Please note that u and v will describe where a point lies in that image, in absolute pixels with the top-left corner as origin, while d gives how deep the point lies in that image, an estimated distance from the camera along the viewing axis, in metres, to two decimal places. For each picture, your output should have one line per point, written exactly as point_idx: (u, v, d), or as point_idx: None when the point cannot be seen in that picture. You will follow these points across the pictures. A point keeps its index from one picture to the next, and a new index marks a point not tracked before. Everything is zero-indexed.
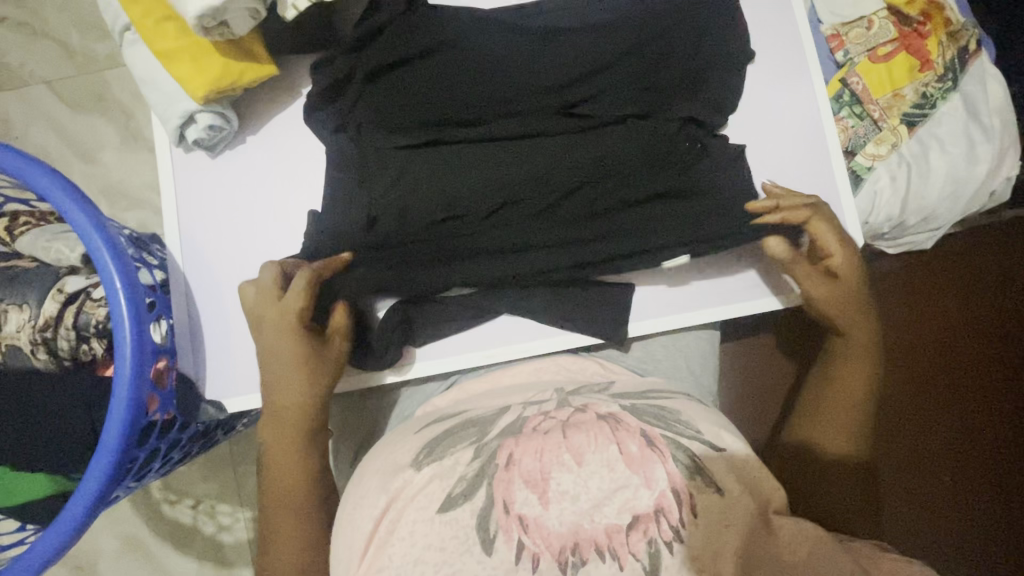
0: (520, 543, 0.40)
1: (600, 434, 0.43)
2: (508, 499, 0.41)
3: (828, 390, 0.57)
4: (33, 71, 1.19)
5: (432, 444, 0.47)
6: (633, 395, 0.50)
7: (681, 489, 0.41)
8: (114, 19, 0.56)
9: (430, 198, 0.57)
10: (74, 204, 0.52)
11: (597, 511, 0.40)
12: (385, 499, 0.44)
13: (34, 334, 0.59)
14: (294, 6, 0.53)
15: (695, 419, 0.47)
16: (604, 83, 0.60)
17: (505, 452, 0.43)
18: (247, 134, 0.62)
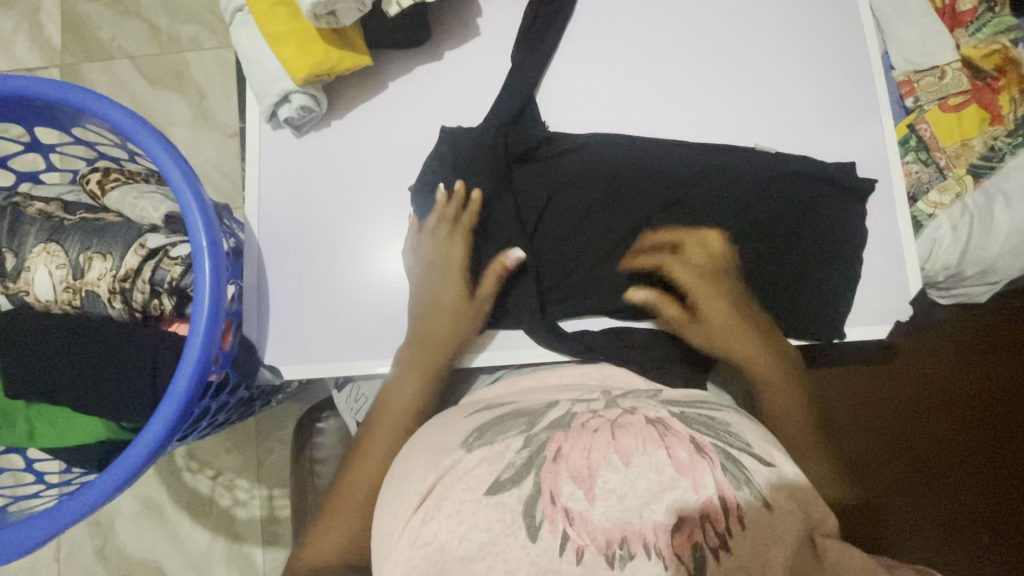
0: (565, 534, 0.40)
1: (648, 438, 0.43)
2: (555, 490, 0.41)
3: (776, 411, 0.56)
4: (121, 46, 1.26)
5: (481, 429, 0.48)
6: (682, 403, 0.50)
7: (727, 496, 0.41)
8: (229, 1, 0.61)
9: (538, 195, 0.64)
10: (175, 165, 0.55)
11: (645, 510, 0.40)
12: (434, 476, 0.45)
13: (114, 284, 0.62)
14: (398, 3, 0.57)
15: (743, 432, 0.46)
16: (710, 118, 0.66)
17: (553, 446, 0.44)
18: (334, 118, 0.65)
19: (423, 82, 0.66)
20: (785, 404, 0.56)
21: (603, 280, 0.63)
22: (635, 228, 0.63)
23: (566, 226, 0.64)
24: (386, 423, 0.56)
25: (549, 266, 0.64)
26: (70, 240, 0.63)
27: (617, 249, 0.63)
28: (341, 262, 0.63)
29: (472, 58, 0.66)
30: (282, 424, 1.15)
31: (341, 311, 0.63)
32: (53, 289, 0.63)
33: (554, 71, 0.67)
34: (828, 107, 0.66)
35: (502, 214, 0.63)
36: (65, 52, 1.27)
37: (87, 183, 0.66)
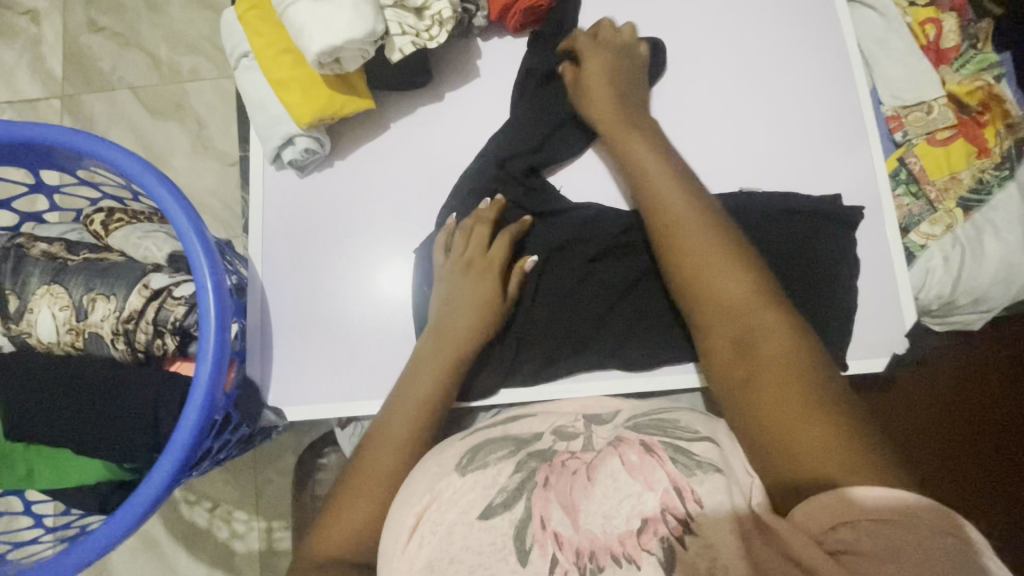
0: (554, 558, 0.40)
1: (604, 453, 0.43)
2: (544, 515, 0.41)
3: (722, 320, 0.49)
4: (121, 78, 1.28)
5: (474, 451, 0.49)
6: (641, 416, 0.49)
7: (682, 486, 0.40)
8: (235, 47, 0.62)
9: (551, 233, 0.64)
10: (181, 209, 0.56)
11: (608, 518, 0.40)
12: (427, 497, 0.45)
13: (117, 325, 0.62)
14: (401, 50, 0.58)
15: (694, 425, 0.45)
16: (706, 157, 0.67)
17: (542, 474, 0.44)
18: (337, 159, 0.66)
19: (425, 121, 0.67)
20: (728, 286, 0.50)
21: (611, 318, 0.63)
22: (646, 265, 0.63)
23: (578, 263, 0.63)
24: (389, 438, 0.54)
25: (558, 304, 0.63)
26: (75, 281, 0.63)
27: (625, 287, 0.63)
28: (346, 301, 0.64)
29: (472, 98, 0.68)
30: (281, 453, 1.14)
31: (345, 352, 0.63)
32: (57, 332, 0.63)
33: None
34: (818, 143, 0.68)
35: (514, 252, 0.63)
36: (66, 83, 1.28)
37: (91, 223, 0.67)
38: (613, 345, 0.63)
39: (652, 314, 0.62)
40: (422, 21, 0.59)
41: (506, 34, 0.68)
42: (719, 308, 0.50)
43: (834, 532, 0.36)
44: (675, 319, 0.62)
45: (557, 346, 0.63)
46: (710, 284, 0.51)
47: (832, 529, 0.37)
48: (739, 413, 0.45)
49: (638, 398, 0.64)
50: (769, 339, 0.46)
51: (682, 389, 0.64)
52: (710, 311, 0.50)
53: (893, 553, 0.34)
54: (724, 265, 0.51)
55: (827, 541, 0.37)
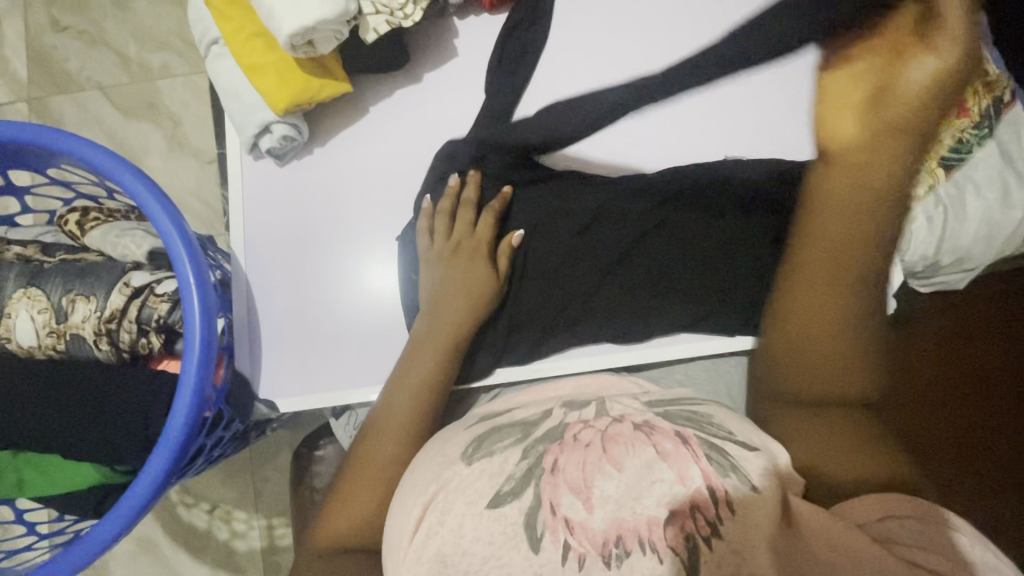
0: (567, 544, 0.40)
1: (634, 439, 0.43)
2: (555, 500, 0.41)
3: (805, 306, 0.47)
4: (90, 78, 1.24)
5: (479, 440, 0.49)
6: (665, 402, 0.50)
7: (715, 485, 0.40)
8: (204, 33, 0.60)
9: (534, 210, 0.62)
10: (159, 204, 0.54)
11: (637, 504, 0.40)
12: (434, 487, 0.46)
13: (99, 326, 0.60)
14: (375, 30, 0.57)
15: (725, 420, 0.46)
16: (689, 129, 0.67)
17: (549, 458, 0.44)
18: (317, 146, 0.65)
19: (404, 103, 0.66)
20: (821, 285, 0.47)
21: (600, 293, 0.62)
22: (632, 237, 0.62)
23: (562, 238, 0.62)
24: (389, 429, 0.54)
25: (546, 282, 0.62)
26: (52, 283, 0.61)
27: (612, 262, 0.62)
28: (333, 291, 0.63)
29: (452, 79, 0.66)
30: (278, 450, 1.13)
31: (334, 340, 0.62)
32: (37, 336, 0.62)
33: (532, 88, 0.68)
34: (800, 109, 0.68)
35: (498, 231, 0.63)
36: (33, 85, 1.25)
37: (65, 224, 0.65)
38: (605, 319, 0.63)
39: (640, 287, 0.62)
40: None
41: (482, 11, 0.67)
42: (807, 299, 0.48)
43: (880, 523, 0.42)
44: (664, 291, 0.62)
45: (549, 323, 0.63)
46: (809, 273, 0.47)
47: (875, 521, 0.42)
48: (789, 414, 0.49)
49: (631, 372, 0.65)
50: (841, 357, 0.47)
51: (674, 359, 0.64)
52: (795, 300, 0.48)
53: (925, 549, 0.40)
54: (834, 284, 0.47)
55: (870, 529, 0.42)
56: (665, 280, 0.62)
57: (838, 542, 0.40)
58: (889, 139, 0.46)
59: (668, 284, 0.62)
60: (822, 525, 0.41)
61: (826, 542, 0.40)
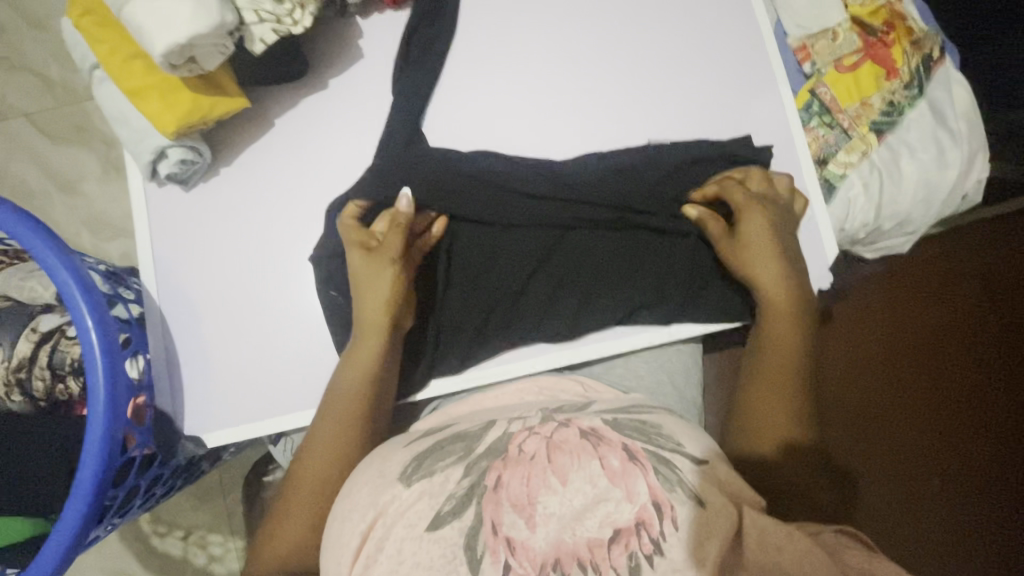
0: (507, 565, 0.39)
1: (582, 451, 0.43)
2: (496, 520, 0.41)
3: (769, 365, 0.55)
4: (12, 104, 1.19)
5: (419, 459, 0.47)
6: (615, 411, 0.49)
7: (661, 500, 0.40)
8: (82, 58, 0.56)
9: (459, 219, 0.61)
10: (47, 245, 0.51)
11: (579, 526, 0.40)
12: (373, 514, 0.44)
13: (9, 375, 0.58)
14: (263, 40, 0.54)
15: (674, 432, 0.46)
16: (613, 114, 0.65)
17: (493, 475, 0.43)
18: (222, 166, 0.62)
19: (313, 112, 0.63)
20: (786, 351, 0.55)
21: (533, 294, 0.61)
22: (560, 226, 0.61)
23: (492, 245, 0.61)
24: (310, 472, 0.52)
25: (478, 287, 0.61)
26: None
27: (541, 260, 0.61)
28: (255, 312, 0.61)
29: (360, 83, 0.63)
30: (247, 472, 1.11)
31: (262, 369, 0.60)
32: None
33: (442, 83, 0.64)
34: (721, 86, 0.65)
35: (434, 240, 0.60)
36: None
37: None
38: (542, 320, 0.61)
39: (572, 282, 0.61)
40: (281, 5, 0.54)
41: (386, 7, 0.64)
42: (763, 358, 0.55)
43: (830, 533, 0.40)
44: (595, 286, 0.61)
45: (485, 331, 0.61)
46: (782, 345, 0.55)
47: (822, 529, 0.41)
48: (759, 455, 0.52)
49: (573, 370, 0.63)
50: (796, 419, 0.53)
51: (615, 354, 0.63)
52: (777, 362, 0.54)
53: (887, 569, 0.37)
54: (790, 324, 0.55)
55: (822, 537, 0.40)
56: (596, 273, 0.61)
57: (787, 545, 0.38)
58: (774, 251, 0.56)
59: (599, 278, 0.61)
60: (775, 540, 0.38)
61: (765, 540, 0.38)
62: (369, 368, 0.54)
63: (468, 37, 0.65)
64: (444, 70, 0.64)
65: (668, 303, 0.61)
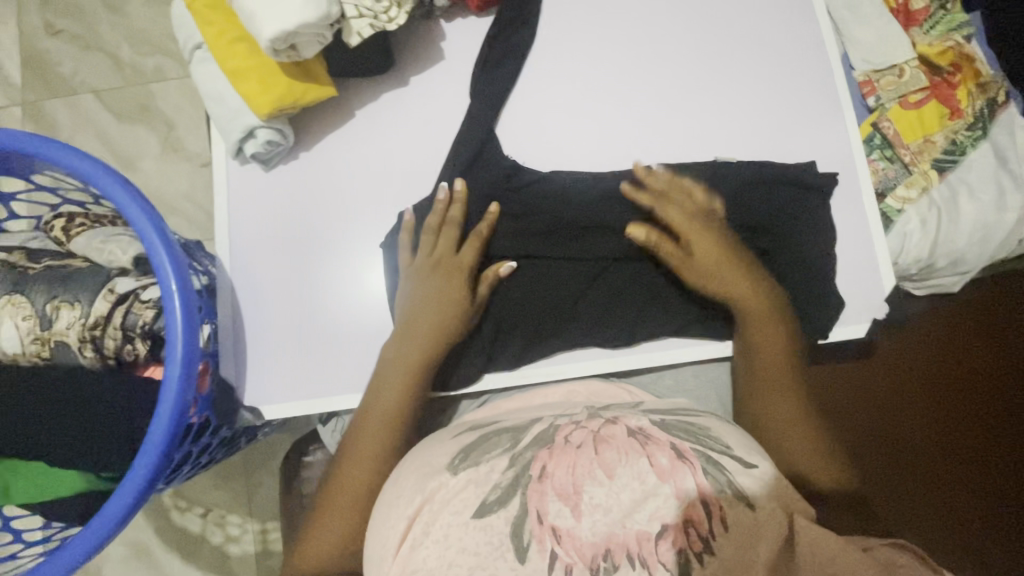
0: (553, 554, 0.39)
1: (629, 449, 0.43)
2: (542, 510, 0.41)
3: (764, 362, 0.58)
4: (83, 81, 1.24)
5: (467, 450, 0.48)
6: (663, 412, 0.50)
7: (709, 498, 0.40)
8: (187, 38, 0.60)
9: (523, 224, 0.62)
10: (141, 211, 0.54)
11: (628, 519, 0.39)
12: (420, 499, 0.45)
13: (84, 332, 0.60)
14: (359, 33, 0.57)
15: (722, 436, 0.47)
16: (680, 132, 0.66)
17: (538, 464, 0.43)
18: (302, 150, 0.64)
19: (392, 107, 0.65)
20: (765, 339, 0.58)
21: (591, 297, 0.62)
22: (622, 232, 0.62)
23: (551, 250, 0.62)
24: (362, 456, 0.54)
25: (539, 287, 0.62)
26: (37, 289, 0.61)
27: (604, 266, 0.62)
28: (323, 293, 0.63)
29: (438, 82, 0.66)
30: (271, 455, 1.13)
31: (322, 349, 0.62)
32: (21, 341, 0.61)
33: (517, 88, 0.66)
34: (784, 115, 0.67)
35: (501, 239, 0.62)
36: (26, 89, 1.24)
37: (51, 230, 0.65)
38: (597, 324, 0.62)
39: (632, 289, 0.62)
40: (380, 2, 0.56)
41: (469, 13, 0.67)
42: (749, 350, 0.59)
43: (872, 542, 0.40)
44: (654, 295, 0.62)
45: (540, 332, 0.62)
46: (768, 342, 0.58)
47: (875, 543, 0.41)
48: (778, 440, 0.55)
49: (621, 377, 0.64)
50: (794, 407, 0.56)
51: (662, 365, 0.64)
52: (752, 358, 0.58)
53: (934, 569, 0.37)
54: (765, 318, 0.58)
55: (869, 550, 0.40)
56: (655, 282, 0.62)
57: (835, 556, 0.38)
58: (713, 235, 0.60)
59: (658, 288, 0.62)
60: (825, 552, 0.39)
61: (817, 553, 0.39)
62: (412, 373, 0.57)
63: (544, 47, 0.67)
64: (520, 76, 0.67)
65: (723, 318, 0.62)
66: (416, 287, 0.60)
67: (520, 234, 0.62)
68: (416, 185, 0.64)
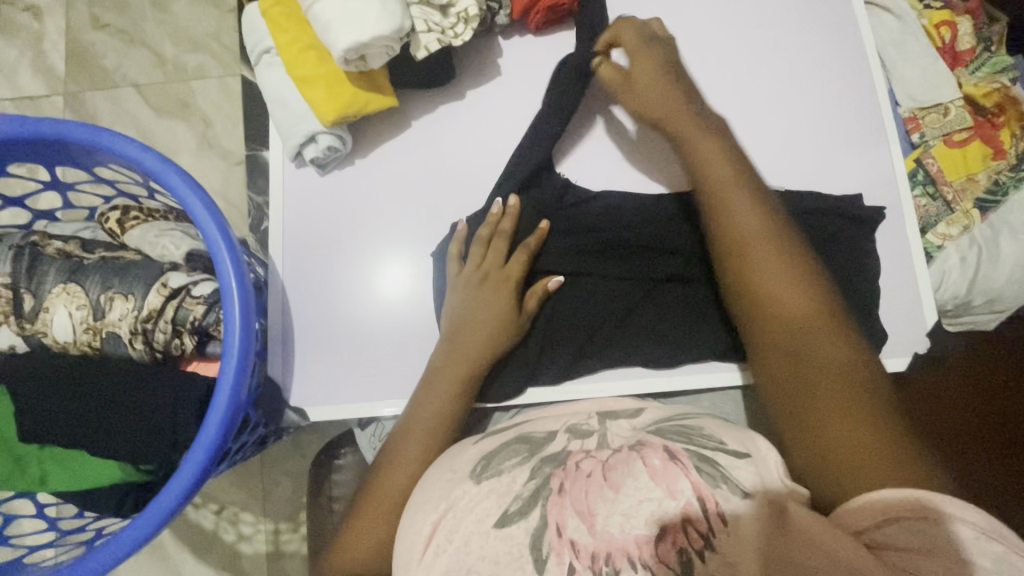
0: (572, 567, 0.39)
1: (624, 460, 0.42)
2: (561, 522, 0.41)
3: (766, 316, 0.50)
4: (126, 75, 1.26)
5: (487, 458, 0.48)
6: (659, 420, 0.49)
7: (706, 496, 0.39)
8: (257, 42, 0.61)
9: (572, 241, 0.63)
10: (206, 208, 0.55)
11: (627, 525, 0.39)
12: (442, 507, 0.45)
13: (136, 324, 0.61)
14: (426, 47, 0.58)
15: (717, 432, 0.45)
16: None
17: (557, 480, 0.43)
18: (358, 157, 0.65)
19: (448, 118, 0.67)
20: (776, 292, 0.50)
21: (636, 316, 0.63)
22: (670, 254, 0.63)
23: (597, 268, 0.63)
24: (402, 459, 0.53)
25: (584, 303, 0.62)
26: (92, 279, 0.62)
27: (650, 287, 0.63)
28: (370, 299, 0.63)
29: (492, 97, 0.67)
30: (289, 454, 1.13)
31: (368, 355, 0.62)
32: (74, 331, 0.62)
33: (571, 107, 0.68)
34: (829, 146, 0.68)
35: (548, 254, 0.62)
36: (69, 80, 1.27)
37: (105, 221, 0.66)
38: (640, 343, 0.63)
39: (678, 311, 0.62)
40: (447, 18, 0.59)
41: (526, 32, 0.68)
42: (761, 305, 0.50)
43: (877, 528, 0.36)
44: (699, 318, 0.62)
45: (582, 348, 0.63)
46: (772, 294, 0.50)
47: (873, 527, 0.36)
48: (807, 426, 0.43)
49: (659, 399, 0.64)
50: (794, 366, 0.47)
51: (702, 388, 0.64)
52: (758, 317, 0.50)
53: (932, 552, 0.34)
54: (777, 264, 0.51)
55: (866, 537, 0.36)
56: (702, 305, 0.62)
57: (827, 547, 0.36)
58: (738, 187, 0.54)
59: (704, 311, 0.62)
60: (808, 533, 0.37)
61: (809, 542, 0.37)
62: (458, 385, 0.57)
63: None
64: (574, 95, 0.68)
65: None
66: (463, 297, 0.60)
67: (569, 251, 0.62)
68: (467, 195, 0.65)
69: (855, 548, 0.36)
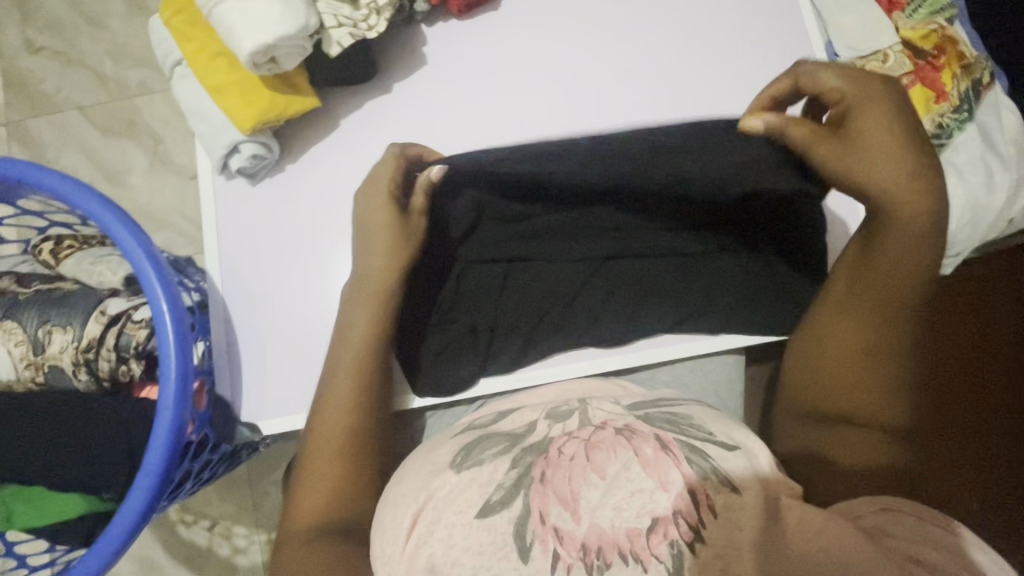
0: (556, 553, 0.38)
1: (617, 446, 0.41)
2: (544, 509, 0.39)
3: (830, 349, 0.49)
4: (67, 97, 1.23)
5: (469, 447, 0.46)
6: (647, 404, 0.48)
7: (696, 487, 0.38)
8: (167, 54, 0.60)
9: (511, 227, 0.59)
10: (126, 229, 0.54)
11: (617, 516, 0.38)
12: (424, 496, 0.43)
13: (77, 356, 0.61)
14: (339, 43, 0.58)
15: (707, 422, 0.45)
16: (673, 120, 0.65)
17: (539, 468, 0.42)
18: (288, 162, 0.64)
19: (375, 114, 0.65)
20: (847, 331, 0.48)
21: (587, 296, 0.62)
22: (604, 229, 0.60)
23: (541, 252, 0.61)
24: (325, 440, 0.53)
25: (529, 289, 0.62)
26: (29, 314, 0.61)
27: (596, 263, 0.61)
28: (312, 309, 0.62)
29: (422, 87, 0.66)
30: (275, 463, 1.13)
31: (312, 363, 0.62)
32: (15, 367, 0.62)
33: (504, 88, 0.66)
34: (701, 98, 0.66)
35: (491, 245, 0.60)
36: (10, 109, 1.23)
37: (39, 253, 0.64)
38: (591, 324, 0.62)
39: (626, 286, 0.61)
40: (358, 11, 0.57)
41: (450, 17, 0.66)
42: (823, 340, 0.49)
43: (880, 517, 0.39)
44: (648, 291, 0.62)
45: (535, 333, 0.62)
46: (839, 328, 0.48)
47: (871, 514, 0.40)
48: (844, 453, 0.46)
49: (617, 375, 0.65)
50: (853, 403, 0.47)
51: (656, 361, 0.64)
52: (819, 352, 0.50)
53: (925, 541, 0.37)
54: (861, 304, 0.47)
55: (864, 525, 0.39)
56: (649, 276, 0.61)
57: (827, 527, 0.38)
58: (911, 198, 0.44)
59: (654, 283, 0.61)
60: (816, 523, 0.38)
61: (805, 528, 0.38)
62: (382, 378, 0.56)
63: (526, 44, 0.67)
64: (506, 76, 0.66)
65: (719, 313, 0.62)
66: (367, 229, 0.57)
67: (510, 235, 0.60)
68: None
69: (849, 532, 0.37)
